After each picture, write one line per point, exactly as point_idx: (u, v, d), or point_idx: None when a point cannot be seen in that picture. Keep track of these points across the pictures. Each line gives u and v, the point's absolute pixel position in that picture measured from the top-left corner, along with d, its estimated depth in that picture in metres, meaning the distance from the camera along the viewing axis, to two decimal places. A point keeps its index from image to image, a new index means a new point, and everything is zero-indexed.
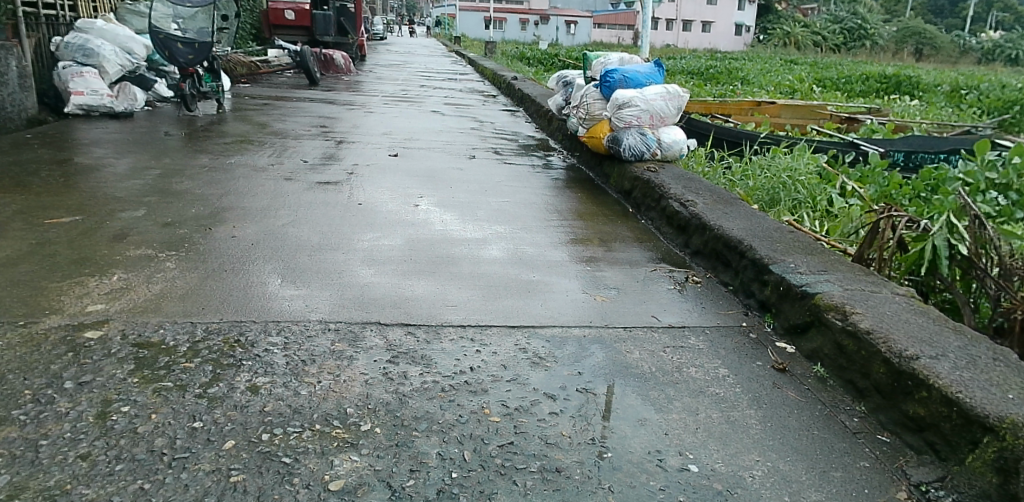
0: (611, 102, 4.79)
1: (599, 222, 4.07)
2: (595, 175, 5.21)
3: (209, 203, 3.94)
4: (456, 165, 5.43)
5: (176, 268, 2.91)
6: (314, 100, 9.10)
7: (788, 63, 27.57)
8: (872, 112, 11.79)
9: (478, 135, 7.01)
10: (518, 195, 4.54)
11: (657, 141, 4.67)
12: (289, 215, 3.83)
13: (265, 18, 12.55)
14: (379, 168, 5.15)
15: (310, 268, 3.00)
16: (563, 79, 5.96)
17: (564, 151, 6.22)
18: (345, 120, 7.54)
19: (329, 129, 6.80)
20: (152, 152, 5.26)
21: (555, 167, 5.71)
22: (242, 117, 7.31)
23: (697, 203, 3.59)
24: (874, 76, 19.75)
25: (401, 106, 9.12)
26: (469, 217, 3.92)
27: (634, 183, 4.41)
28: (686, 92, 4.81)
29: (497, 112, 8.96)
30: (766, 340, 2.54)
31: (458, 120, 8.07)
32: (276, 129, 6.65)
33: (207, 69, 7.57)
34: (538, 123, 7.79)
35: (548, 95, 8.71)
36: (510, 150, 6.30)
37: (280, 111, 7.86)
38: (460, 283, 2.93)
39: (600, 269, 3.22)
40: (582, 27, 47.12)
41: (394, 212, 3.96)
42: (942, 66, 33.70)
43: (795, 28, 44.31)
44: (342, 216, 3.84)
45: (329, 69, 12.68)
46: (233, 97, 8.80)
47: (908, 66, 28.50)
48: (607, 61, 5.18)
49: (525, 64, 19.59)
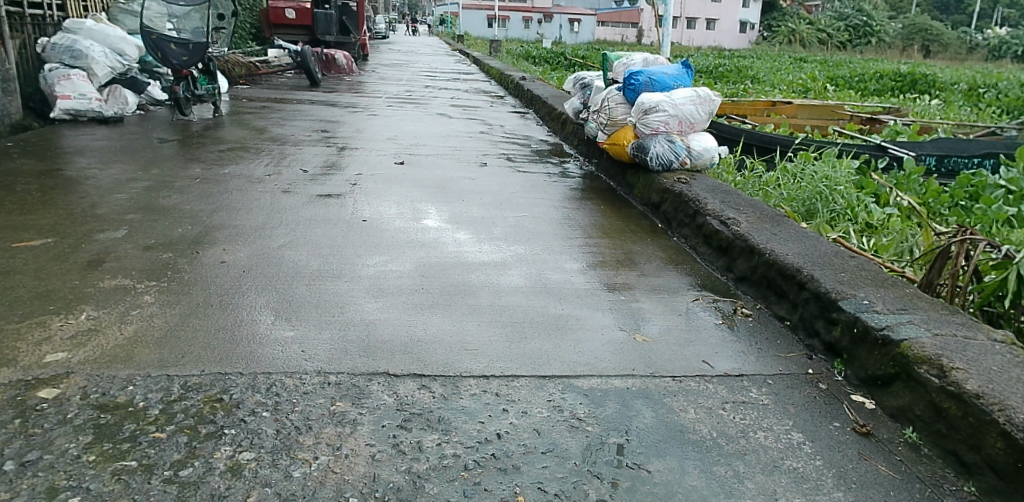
0: (636, 106, 4.39)
1: (627, 240, 3.70)
2: (617, 185, 4.85)
3: (198, 221, 3.60)
4: (467, 174, 5.07)
5: (154, 302, 2.56)
6: (315, 102, 8.74)
7: (796, 61, 27.10)
8: (892, 112, 11.33)
9: (487, 139, 6.64)
10: (536, 209, 4.18)
11: (686, 150, 4.30)
12: (286, 234, 3.47)
13: (265, 17, 12.21)
14: (385, 178, 4.79)
15: (308, 302, 2.64)
16: (580, 81, 5.60)
17: (580, 157, 5.84)
18: (348, 124, 7.18)
19: (330, 135, 6.45)
20: (141, 161, 4.92)
21: (572, 175, 5.33)
22: (239, 121, 6.97)
23: (740, 222, 3.22)
24: (887, 74, 19.26)
25: (407, 108, 8.76)
26: (485, 236, 3.56)
27: (663, 196, 4.04)
28: (717, 96, 4.42)
29: (506, 114, 8.58)
30: (839, 393, 2.18)
31: (465, 123, 7.70)
32: (275, 135, 6.30)
33: (202, 71, 7.22)
34: (550, 126, 7.41)
35: (559, 96, 8.33)
36: (523, 156, 5.94)
37: (280, 115, 7.51)
38: (478, 320, 2.56)
39: (636, 299, 2.86)
40: (586, 25, 46.68)
41: (402, 230, 3.60)
42: (951, 63, 33.17)
43: (800, 26, 43.85)
44: (344, 236, 3.48)
45: (331, 69, 12.34)
46: (231, 100, 8.46)
47: (917, 64, 28.00)
48: (629, 63, 4.81)
49: (532, 63, 19.25)
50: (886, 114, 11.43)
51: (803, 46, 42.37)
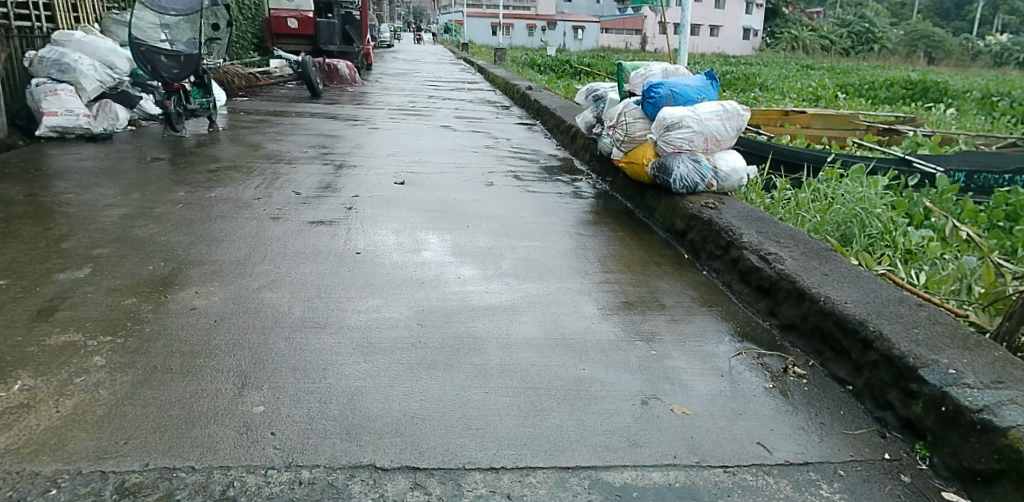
0: (656, 122, 3.95)
1: (652, 272, 3.30)
2: (635, 206, 4.46)
3: (174, 255, 3.22)
4: (474, 195, 4.68)
5: (105, 366, 2.18)
6: (314, 115, 8.38)
7: (804, 68, 26.67)
8: (911, 121, 10.88)
9: (494, 154, 6.25)
10: (549, 236, 3.79)
11: (713, 170, 3.88)
12: (269, 270, 3.09)
13: (267, 27, 11.88)
14: (384, 200, 4.41)
15: (284, 360, 2.26)
16: (593, 92, 5.15)
17: (593, 174, 5.45)
18: (347, 138, 6.81)
19: (328, 151, 6.09)
20: (122, 183, 4.55)
21: (586, 194, 4.95)
22: (234, 137, 6.63)
23: (784, 258, 2.82)
24: (898, 81, 18.80)
25: (409, 120, 8.40)
26: (491, 271, 3.16)
27: (688, 221, 3.64)
28: (746, 109, 3.99)
29: (512, 126, 8.21)
30: (928, 490, 1.81)
31: (468, 136, 7.32)
32: (270, 152, 5.94)
33: (195, 84, 6.87)
34: (559, 140, 7.02)
35: (567, 107, 7.94)
36: (532, 172, 5.56)
37: (277, 129, 7.17)
38: (485, 383, 2.18)
39: (668, 352, 2.46)
40: (592, 32, 46.31)
41: (399, 264, 3.21)
42: (957, 69, 32.72)
43: (806, 32, 43.46)
44: (334, 271, 3.10)
45: (333, 79, 12.10)
46: (226, 113, 8.11)
47: (923, 70, 27.60)
48: (648, 74, 4.37)
49: (535, 71, 18.91)
50: (903, 123, 10.99)
51: (811, 51, 41.90)
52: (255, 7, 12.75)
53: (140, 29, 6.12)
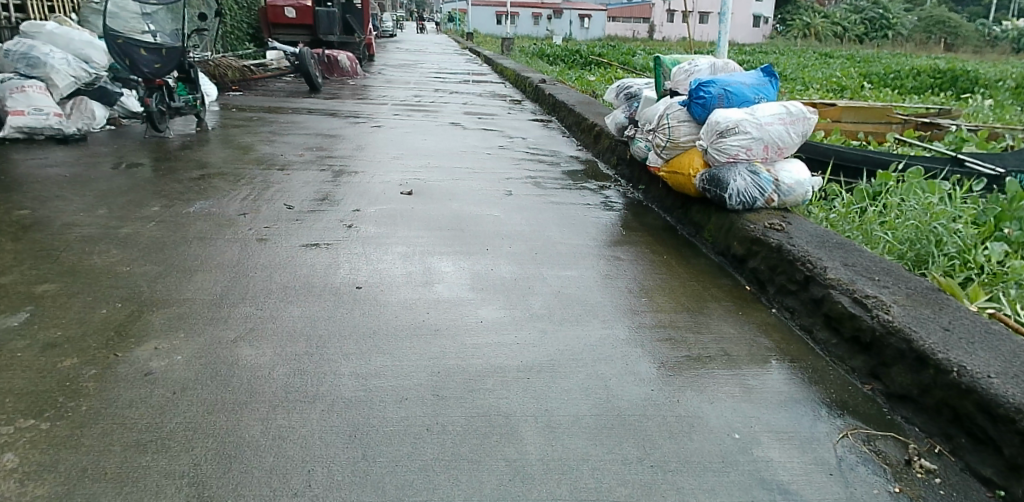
0: (707, 126, 3.44)
1: (711, 312, 2.75)
2: (677, 221, 3.90)
3: (135, 293, 2.68)
4: (492, 207, 4.12)
5: (17, 470, 1.64)
6: (313, 112, 7.82)
7: (821, 57, 25.86)
8: (948, 114, 10.21)
9: (510, 157, 5.69)
10: (583, 261, 3.24)
11: (774, 182, 3.35)
12: (250, 312, 2.54)
13: (264, 17, 11.31)
14: (389, 215, 3.85)
15: (259, 457, 1.71)
16: (625, 89, 4.57)
17: (623, 181, 4.89)
18: (348, 139, 6.26)
19: (326, 154, 5.54)
20: (91, 194, 4.01)
21: (617, 205, 4.39)
22: (224, 138, 6.09)
23: (887, 305, 2.28)
24: (920, 70, 18.05)
25: (415, 117, 7.84)
26: (520, 313, 2.61)
27: (749, 246, 3.10)
28: (813, 111, 3.45)
29: (527, 123, 7.64)
30: None
31: (480, 135, 6.74)
32: (262, 155, 5.40)
33: (181, 79, 6.33)
34: (580, 139, 6.43)
35: (586, 102, 7.35)
36: (554, 178, 5.00)
37: (272, 128, 6.62)
38: (522, 493, 1.64)
39: (756, 435, 1.92)
40: (598, 21, 45.48)
41: (407, 303, 2.66)
42: (972, 56, 31.85)
43: (816, 20, 42.61)
44: (328, 314, 2.55)
45: (333, 71, 11.53)
46: (219, 111, 7.56)
47: (939, 57, 26.77)
48: (695, 71, 3.81)
49: (544, 62, 18.27)
50: (940, 115, 10.31)
51: (822, 40, 41.03)
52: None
53: (119, 16, 5.61)
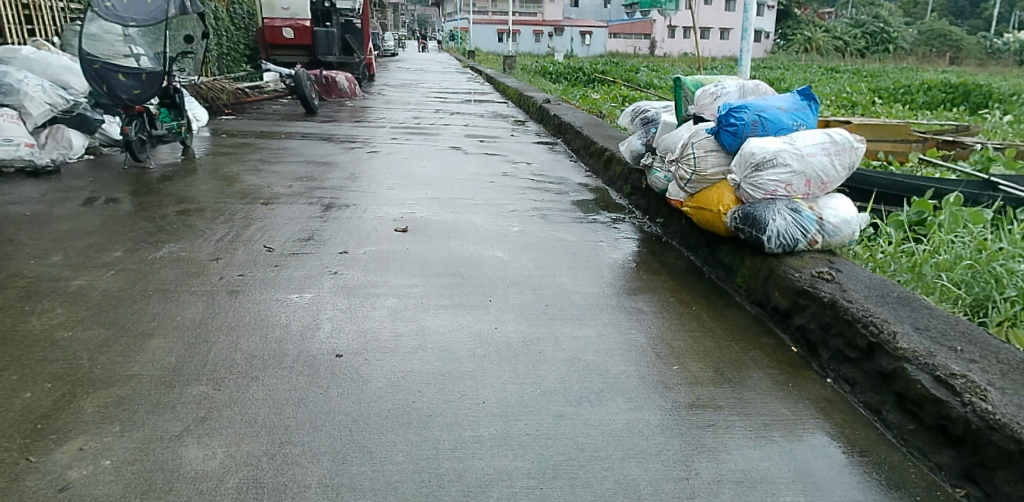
0: (739, 156, 3.05)
1: (757, 384, 2.33)
2: (702, 261, 3.48)
3: (72, 368, 2.26)
4: (495, 245, 3.69)
5: None
6: (307, 136, 7.45)
7: (826, 71, 25.54)
8: (968, 130, 9.80)
9: (515, 185, 5.27)
10: (602, 314, 2.81)
11: (817, 222, 2.93)
12: (205, 393, 2.11)
13: (261, 37, 10.99)
14: (381, 257, 3.44)
15: None
16: (641, 112, 4.17)
17: (638, 211, 4.47)
18: (342, 166, 5.86)
19: (316, 184, 5.14)
20: (51, 237, 3.62)
21: (633, 240, 3.97)
22: (210, 167, 5.71)
23: (983, 388, 1.87)
24: (930, 84, 17.67)
25: (413, 140, 7.46)
26: (530, 390, 2.18)
27: (793, 299, 2.68)
28: (860, 140, 3.04)
29: (531, 146, 7.25)
30: None
31: (482, 160, 6.34)
32: (248, 187, 5.01)
33: (164, 104, 5.96)
34: (589, 164, 6.03)
35: (594, 124, 6.96)
36: (563, 209, 4.59)
37: (261, 155, 6.24)
38: None
39: None
40: (600, 38, 45.32)
41: (395, 377, 2.24)
42: (976, 70, 31.49)
43: (818, 35, 42.41)
44: (299, 394, 2.13)
45: (331, 92, 11.18)
46: (207, 136, 7.19)
47: (944, 71, 26.44)
48: (722, 94, 3.42)
49: (546, 79, 17.94)
50: (959, 132, 9.89)
51: (826, 55, 40.79)
52: (248, 17, 11.82)
53: (103, 40, 5.23)
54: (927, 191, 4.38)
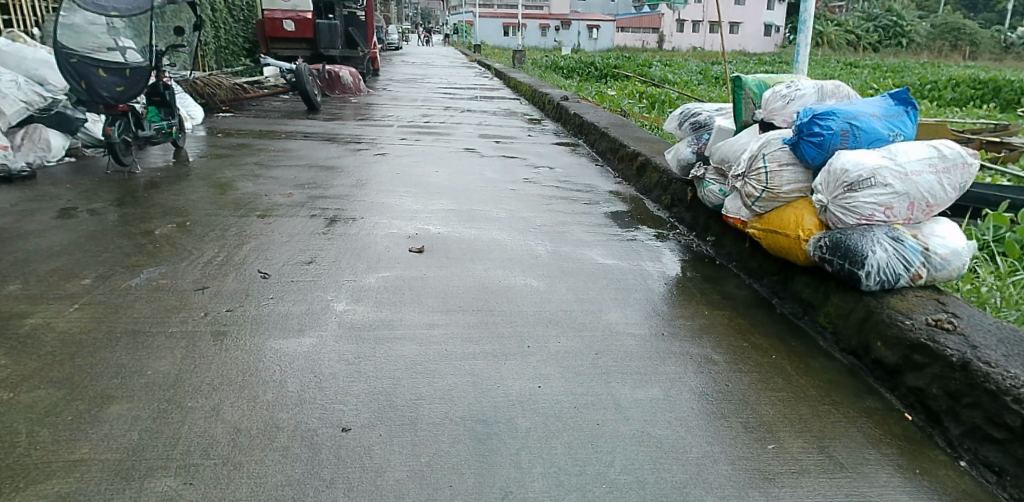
0: (827, 173, 2.57)
1: (877, 474, 1.83)
2: (771, 292, 2.98)
3: (3, 450, 1.77)
4: (526, 270, 3.20)
5: None
6: (310, 136, 6.95)
7: (843, 66, 24.86)
8: (1013, 127, 9.18)
9: (539, 194, 4.77)
10: (665, 365, 2.32)
11: (924, 254, 2.43)
12: (171, 493, 1.63)
13: (261, 31, 10.55)
14: (393, 287, 2.94)
15: None
16: (691, 116, 3.67)
17: (683, 227, 3.98)
18: (347, 171, 5.37)
19: (320, 192, 4.66)
20: (11, 260, 3.13)
21: (682, 262, 3.47)
22: (204, 172, 5.23)
23: None
24: (955, 80, 17.01)
25: (424, 141, 6.96)
26: (591, 486, 1.69)
27: (905, 354, 2.19)
28: (972, 155, 2.55)
29: (551, 147, 6.74)
30: None
31: (499, 164, 5.83)
32: (243, 195, 4.52)
33: (153, 102, 5.52)
34: (618, 169, 5.51)
35: (619, 124, 6.43)
36: (596, 222, 4.09)
37: (260, 158, 5.75)
38: None
39: None
40: (607, 32, 44.67)
41: (418, 465, 1.74)
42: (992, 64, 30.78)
43: (830, 29, 41.69)
44: (293, 494, 1.64)
45: (335, 89, 10.68)
46: (203, 137, 6.70)
47: (961, 65, 25.79)
48: (796, 97, 2.95)
49: (557, 74, 17.40)
50: (1001, 131, 9.31)
51: (838, 50, 40.06)
52: (248, 9, 11.38)
53: (86, 32, 4.78)
54: (1004, 204, 3.83)
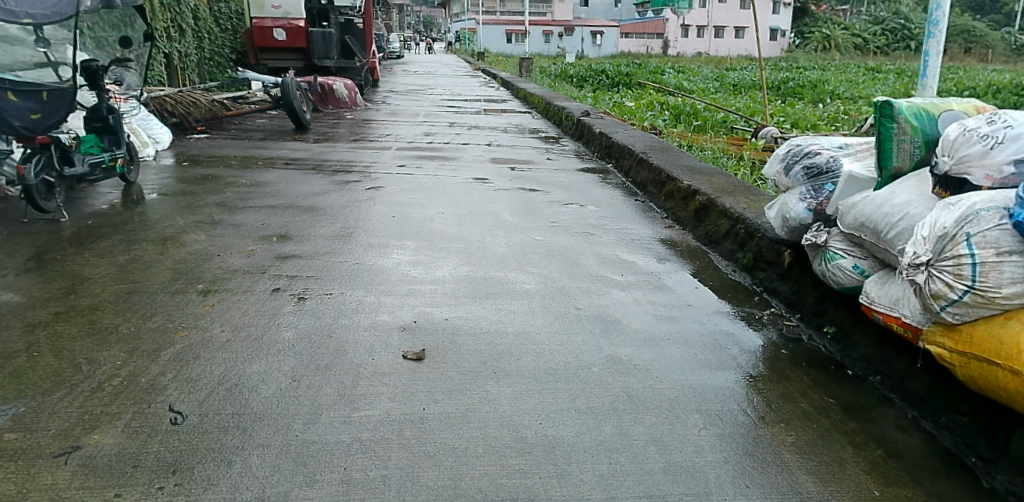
0: None
1: None
2: (963, 444, 1.95)
3: None
4: (581, 398, 2.12)
5: None
6: (293, 163, 5.91)
7: (861, 72, 23.85)
8: None
9: (576, 247, 3.69)
10: None
11: None
12: None
13: (251, 40, 9.67)
14: (372, 443, 1.85)
15: None
16: (803, 154, 2.62)
17: (782, 305, 2.93)
18: (330, 213, 4.32)
19: (290, 247, 3.60)
20: None
21: (795, 370, 2.43)
22: (150, 217, 4.18)
23: None
24: (989, 87, 15.90)
25: (426, 168, 5.92)
26: None
27: None
28: None
29: (576, 174, 5.70)
30: None
31: (517, 200, 4.79)
32: (189, 254, 3.47)
33: (94, 128, 4.57)
34: (665, 207, 4.46)
35: (659, 149, 5.39)
36: (659, 295, 3.04)
37: (226, 195, 4.71)
38: None
39: None
40: (613, 38, 43.63)
41: None
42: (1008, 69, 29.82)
43: (840, 34, 40.72)
44: None
45: (328, 103, 9.62)
46: (164, 166, 5.65)
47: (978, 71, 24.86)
48: (1007, 138, 1.93)
49: (566, 83, 16.40)
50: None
51: (851, 54, 38.96)
52: (235, 18, 10.53)
53: (20, 43, 3.68)
54: None
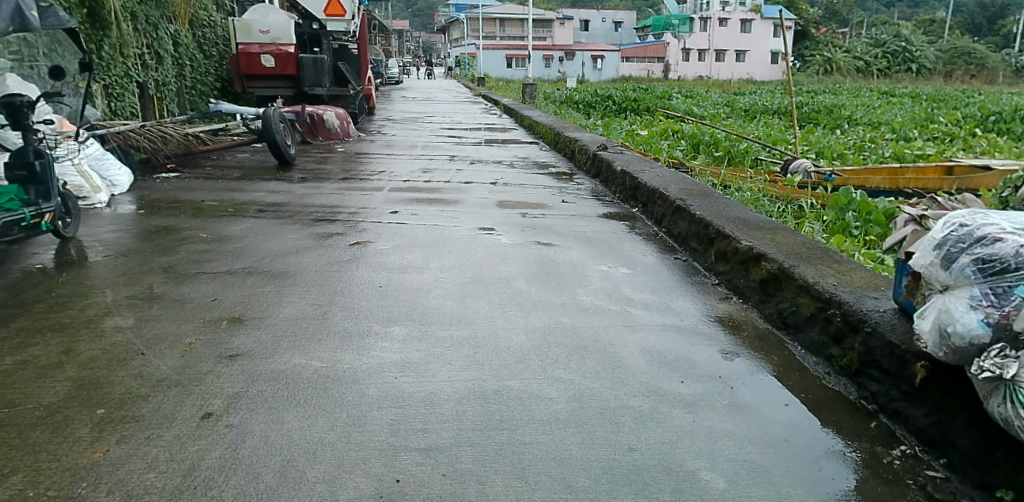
0: None
1: None
2: None
3: None
4: None
5: None
6: (268, 210, 5.10)
7: (873, 95, 23.10)
8: None
9: (612, 333, 2.87)
10: None
11: None
12: None
13: (236, 66, 8.89)
14: None
15: None
16: (966, 240, 1.78)
17: (913, 439, 2.11)
18: (303, 281, 3.50)
19: (242, 338, 2.76)
20: None
21: None
22: (75, 288, 3.35)
23: None
24: (1014, 110, 15.12)
25: (422, 214, 5.12)
26: None
27: None
28: None
29: (597, 221, 4.90)
30: None
31: (532, 258, 3.97)
32: (104, 349, 2.63)
33: (17, 177, 3.74)
34: (714, 270, 3.65)
35: (696, 193, 4.59)
36: (739, 418, 2.21)
37: (179, 256, 3.90)
38: None
39: None
40: (615, 61, 43.16)
41: None
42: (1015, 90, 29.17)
43: (843, 58, 40.22)
44: None
45: (318, 133, 8.86)
46: (117, 214, 4.85)
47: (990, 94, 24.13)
48: None
49: (571, 109, 15.69)
50: None
51: (855, 77, 38.42)
52: (221, 44, 9.81)
53: None
54: None
